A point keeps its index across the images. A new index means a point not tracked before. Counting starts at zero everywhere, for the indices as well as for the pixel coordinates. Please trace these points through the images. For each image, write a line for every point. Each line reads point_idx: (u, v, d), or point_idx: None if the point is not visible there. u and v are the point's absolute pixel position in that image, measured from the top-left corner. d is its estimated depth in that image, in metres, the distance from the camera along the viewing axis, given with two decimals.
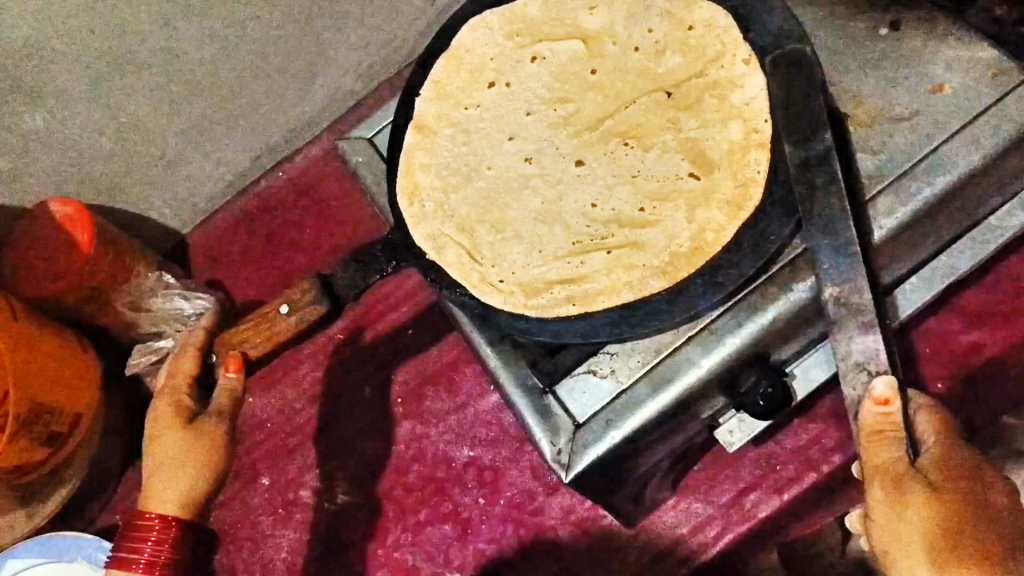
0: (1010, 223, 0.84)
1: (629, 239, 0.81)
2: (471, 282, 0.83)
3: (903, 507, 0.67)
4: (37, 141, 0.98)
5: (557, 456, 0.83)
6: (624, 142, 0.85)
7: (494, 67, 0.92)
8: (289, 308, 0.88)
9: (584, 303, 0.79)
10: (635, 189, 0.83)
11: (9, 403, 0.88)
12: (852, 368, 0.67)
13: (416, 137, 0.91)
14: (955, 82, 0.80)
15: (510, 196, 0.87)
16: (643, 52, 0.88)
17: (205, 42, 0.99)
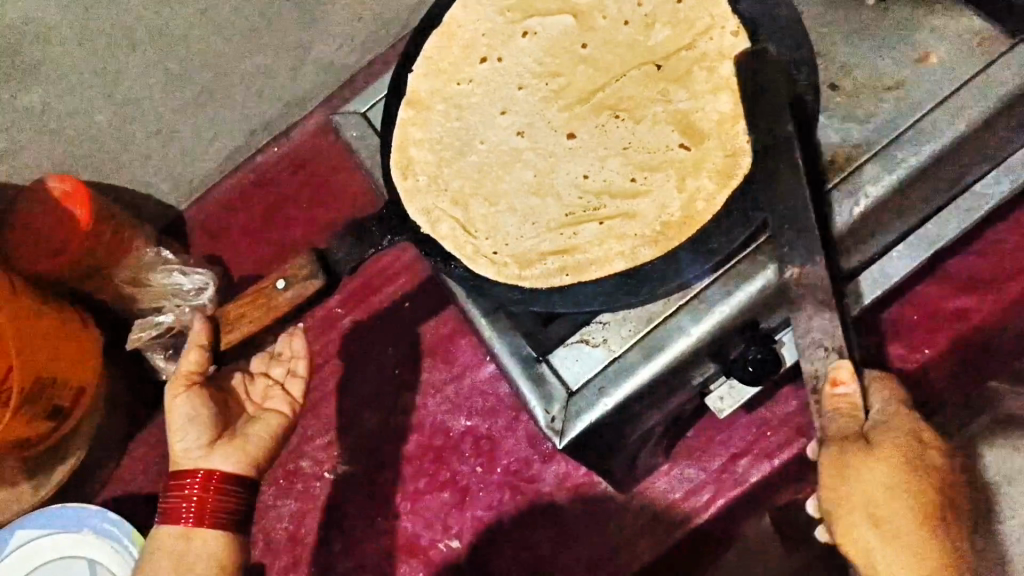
0: (997, 190, 0.86)
1: (621, 209, 0.83)
2: (467, 254, 0.86)
3: (864, 477, 0.69)
4: (32, 114, 1.02)
5: (551, 422, 0.86)
6: (615, 114, 0.87)
7: (485, 43, 0.95)
8: (285, 283, 0.81)
9: (578, 272, 0.81)
10: (626, 160, 0.85)
11: (12, 379, 0.96)
12: (811, 346, 0.70)
13: (409, 114, 0.94)
14: (942, 52, 0.84)
15: (503, 170, 0.90)
16: (631, 26, 0.91)
17: (194, 14, 1.03)
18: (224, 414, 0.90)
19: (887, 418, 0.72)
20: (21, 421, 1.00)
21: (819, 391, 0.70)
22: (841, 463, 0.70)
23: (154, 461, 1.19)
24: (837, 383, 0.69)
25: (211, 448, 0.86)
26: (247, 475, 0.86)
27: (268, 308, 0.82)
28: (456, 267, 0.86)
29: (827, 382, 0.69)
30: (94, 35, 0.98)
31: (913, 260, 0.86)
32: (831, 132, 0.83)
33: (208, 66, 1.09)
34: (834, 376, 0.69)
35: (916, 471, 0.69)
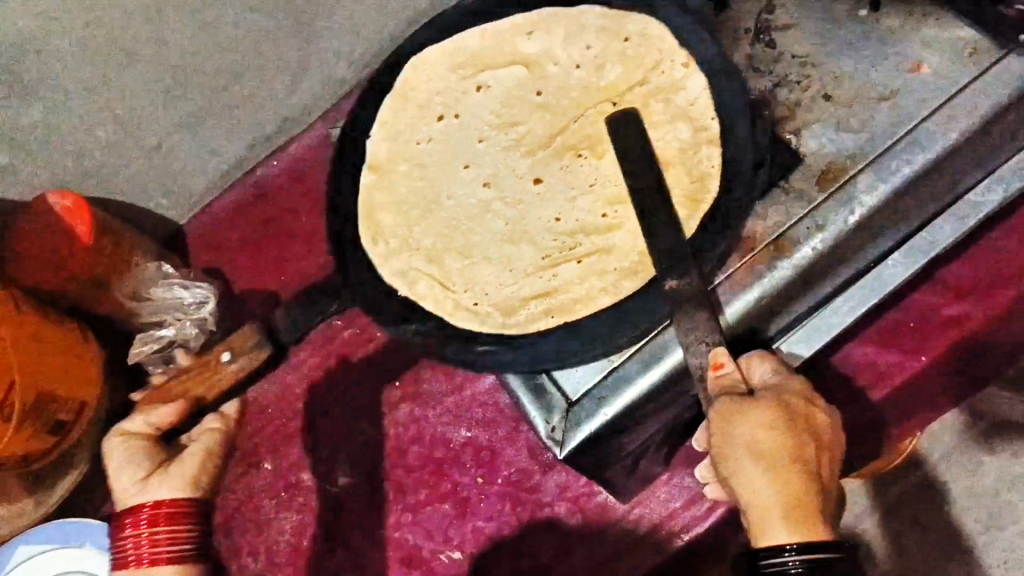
0: (988, 199, 0.90)
1: (597, 245, 0.90)
2: (447, 310, 0.92)
3: (751, 430, 0.73)
4: (31, 131, 1.02)
5: (551, 433, 0.87)
6: (577, 154, 0.93)
7: (440, 101, 1.01)
8: (230, 355, 1.07)
9: (562, 313, 0.88)
10: (595, 197, 0.92)
11: (14, 396, 0.96)
12: (695, 342, 0.75)
13: (372, 178, 0.99)
14: (932, 62, 0.88)
15: (474, 222, 0.96)
16: (584, 69, 0.97)
17: (196, 32, 1.03)
18: (166, 454, 1.00)
19: (768, 384, 0.78)
20: (24, 438, 1.01)
21: (705, 380, 0.75)
22: (730, 416, 0.73)
23: None
24: (718, 366, 0.74)
25: (145, 481, 0.95)
26: (188, 495, 0.94)
27: (214, 374, 1.07)
28: (406, 330, 0.91)
29: (709, 369, 0.74)
30: (98, 54, 0.99)
31: (910, 268, 0.89)
32: (827, 142, 0.87)
33: (210, 82, 1.10)
34: (714, 361, 0.74)
35: (795, 429, 0.74)
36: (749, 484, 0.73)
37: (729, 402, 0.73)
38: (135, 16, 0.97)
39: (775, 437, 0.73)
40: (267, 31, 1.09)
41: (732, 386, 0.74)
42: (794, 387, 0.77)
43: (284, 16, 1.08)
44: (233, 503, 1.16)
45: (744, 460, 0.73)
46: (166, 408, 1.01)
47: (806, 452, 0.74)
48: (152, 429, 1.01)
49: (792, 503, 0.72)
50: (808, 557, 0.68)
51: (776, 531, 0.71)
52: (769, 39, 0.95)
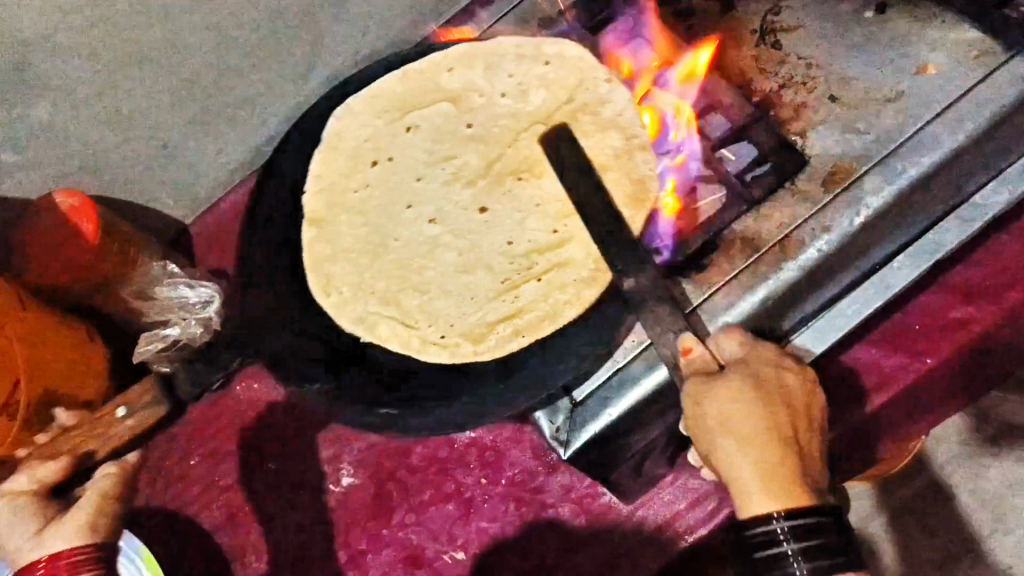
0: (993, 202, 0.90)
1: (552, 262, 0.97)
2: (415, 348, 0.96)
3: (725, 410, 0.76)
4: (39, 131, 1.02)
5: (556, 432, 0.94)
6: (517, 177, 0.99)
7: (373, 146, 1.02)
8: (126, 410, 1.07)
9: (531, 332, 0.94)
10: (543, 217, 0.98)
11: (20, 393, 0.98)
12: (661, 333, 0.79)
13: (312, 233, 1.00)
14: (938, 62, 0.92)
15: (427, 258, 0.99)
16: (508, 98, 1.00)
17: (204, 33, 1.03)
18: (56, 508, 0.91)
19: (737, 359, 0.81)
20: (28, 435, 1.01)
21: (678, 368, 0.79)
22: (704, 397, 0.77)
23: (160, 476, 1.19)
24: (688, 350, 0.79)
25: (41, 535, 0.86)
26: (88, 539, 0.85)
27: (105, 433, 1.05)
28: (312, 386, 0.93)
29: (681, 356, 0.79)
30: (106, 55, 0.98)
31: (916, 270, 0.89)
32: (832, 143, 0.91)
33: (217, 82, 1.10)
34: (683, 346, 0.79)
35: (764, 400, 0.77)
36: (728, 459, 0.76)
37: (700, 384, 0.77)
38: (143, 16, 0.97)
39: (748, 412, 0.76)
40: (275, 31, 1.09)
41: (702, 367, 0.79)
42: (762, 357, 0.81)
43: (291, 17, 1.08)
44: (236, 502, 1.16)
45: (723, 439, 0.77)
46: (49, 464, 0.94)
47: (780, 421, 0.77)
48: (39, 485, 0.93)
49: (772, 472, 0.75)
50: (795, 524, 0.72)
51: (758, 503, 0.74)
52: (775, 40, 1.00)
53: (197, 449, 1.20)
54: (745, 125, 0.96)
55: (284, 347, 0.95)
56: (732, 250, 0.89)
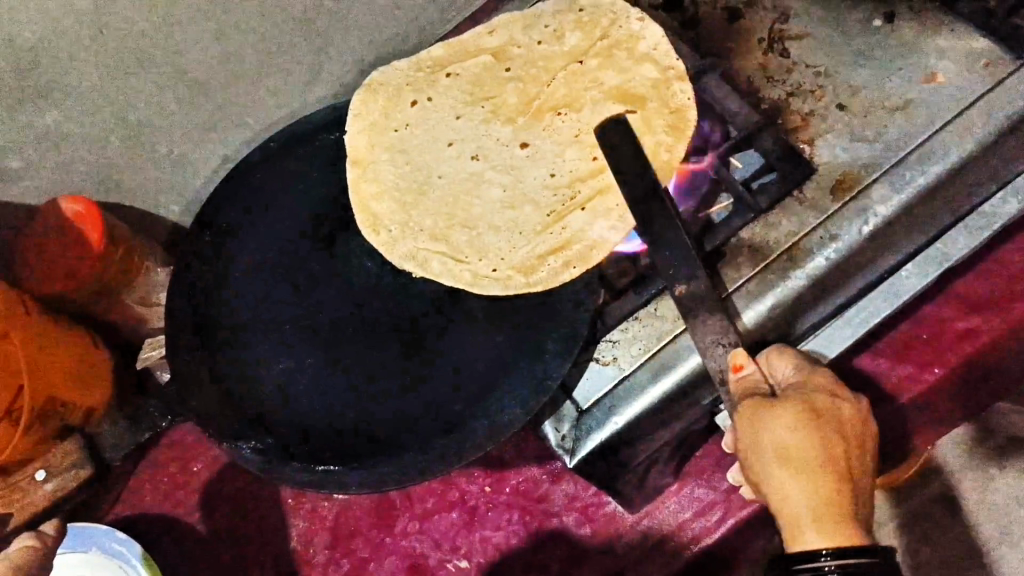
0: (1002, 211, 0.91)
1: (596, 189, 0.93)
2: (467, 281, 0.92)
3: (782, 434, 0.74)
4: (47, 138, 1.02)
5: (561, 441, 0.94)
6: (558, 112, 0.98)
7: (411, 90, 1.03)
8: (43, 474, 1.07)
9: (583, 262, 0.90)
10: (581, 146, 0.96)
11: (25, 399, 0.98)
12: (711, 345, 0.79)
13: (357, 172, 0.98)
14: (945, 72, 0.93)
15: (472, 194, 0.98)
16: (545, 43, 1.02)
17: (211, 41, 1.03)
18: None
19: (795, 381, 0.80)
20: (28, 443, 1.02)
21: (727, 383, 0.79)
22: (756, 418, 0.75)
23: (163, 482, 1.19)
24: (737, 367, 0.78)
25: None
26: None
27: (25, 496, 1.06)
28: (244, 447, 0.85)
29: (731, 370, 0.78)
30: (113, 64, 0.98)
31: (925, 278, 0.90)
32: (841, 151, 0.92)
33: (224, 91, 1.10)
34: (733, 364, 0.78)
35: (822, 427, 0.75)
36: (781, 485, 0.74)
37: (756, 405, 0.76)
38: (151, 25, 0.97)
39: (806, 440, 0.74)
40: (283, 39, 1.09)
41: (753, 386, 0.77)
42: (821, 384, 0.79)
43: (300, 25, 1.08)
44: (239, 510, 1.16)
45: (777, 466, 0.74)
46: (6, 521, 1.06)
47: (838, 447, 0.75)
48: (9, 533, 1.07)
49: (825, 504, 0.73)
50: (843, 561, 0.69)
51: (810, 535, 0.72)
52: (783, 47, 1.00)
53: (199, 456, 1.20)
54: (751, 133, 0.94)
55: (219, 401, 0.88)
56: (739, 258, 0.90)
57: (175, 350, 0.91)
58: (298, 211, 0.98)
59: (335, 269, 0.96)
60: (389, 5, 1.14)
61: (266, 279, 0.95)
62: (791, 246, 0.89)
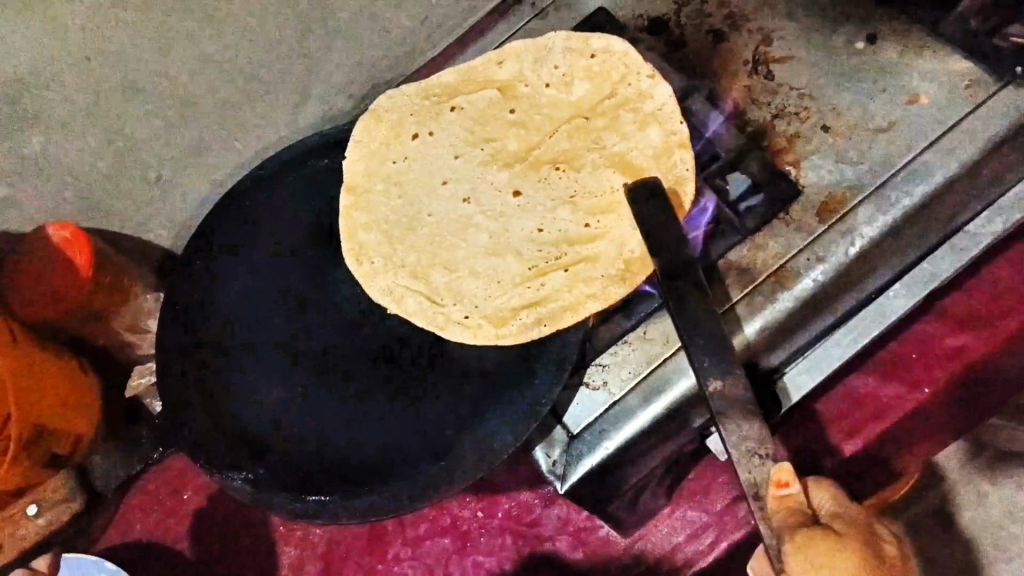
0: (987, 231, 0.92)
1: (582, 254, 0.89)
2: (438, 324, 0.89)
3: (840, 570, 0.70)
4: (34, 164, 1.03)
5: (552, 467, 0.94)
6: (555, 167, 0.92)
7: (414, 120, 0.97)
8: (36, 509, 1.11)
9: (554, 321, 0.86)
10: (575, 208, 0.91)
11: (12, 426, 0.98)
12: (746, 454, 0.69)
13: (351, 200, 0.94)
14: (929, 93, 0.94)
15: (457, 237, 0.92)
16: (553, 88, 0.96)
17: (198, 65, 1.03)
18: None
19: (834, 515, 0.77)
20: (19, 470, 1.02)
21: (763, 498, 0.69)
22: (805, 547, 0.70)
23: (154, 509, 1.18)
24: (781, 483, 0.69)
25: None
26: None
27: (16, 529, 1.11)
28: (236, 477, 0.85)
29: (773, 486, 0.69)
30: (99, 90, 0.99)
31: (912, 298, 0.92)
32: (826, 173, 0.93)
33: (212, 116, 1.09)
34: (778, 479, 0.69)
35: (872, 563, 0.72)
36: None
37: (804, 534, 0.71)
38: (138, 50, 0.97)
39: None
40: (270, 63, 1.08)
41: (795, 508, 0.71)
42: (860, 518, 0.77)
43: (286, 49, 1.08)
44: (230, 537, 1.15)
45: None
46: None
47: None
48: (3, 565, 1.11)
49: None
50: None
51: None
52: (767, 69, 1.00)
53: (191, 481, 1.18)
54: (737, 155, 0.95)
55: (213, 430, 0.88)
56: (727, 281, 0.90)
57: (166, 379, 0.90)
58: (287, 239, 0.97)
59: (325, 294, 0.95)
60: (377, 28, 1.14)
61: (255, 308, 0.95)
62: (778, 268, 0.90)
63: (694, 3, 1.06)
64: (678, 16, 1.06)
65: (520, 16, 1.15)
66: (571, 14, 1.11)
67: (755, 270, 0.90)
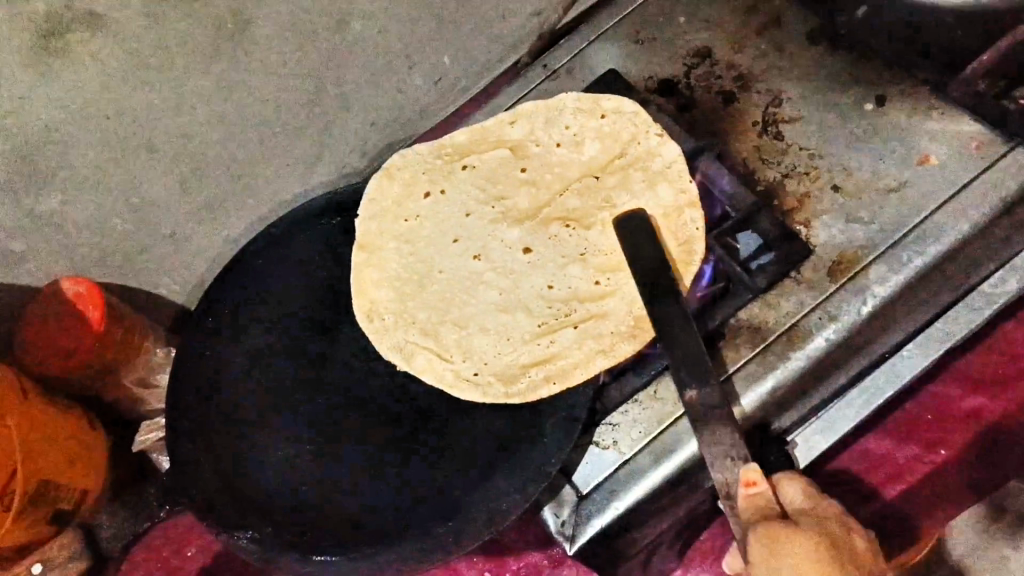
0: (1002, 290, 0.93)
1: (591, 312, 0.89)
2: (447, 381, 0.89)
3: (796, 557, 0.67)
4: (50, 221, 1.02)
5: (561, 527, 0.92)
6: (566, 225, 0.92)
7: (425, 179, 0.97)
8: (41, 566, 1.10)
9: (564, 379, 0.86)
10: (585, 266, 0.90)
11: (15, 482, 0.97)
12: (721, 457, 0.73)
13: (363, 257, 0.95)
14: (939, 153, 0.94)
15: (467, 293, 0.92)
16: (563, 147, 0.96)
17: (214, 123, 1.04)
18: None
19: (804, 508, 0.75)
20: (24, 525, 1.01)
21: (734, 497, 0.72)
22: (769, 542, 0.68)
23: (157, 567, 1.21)
24: (750, 483, 0.71)
25: None
26: None
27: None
28: (242, 536, 0.84)
29: (740, 485, 0.71)
30: (118, 146, 0.99)
31: (926, 357, 0.93)
32: (837, 233, 0.93)
33: (227, 172, 1.10)
34: (746, 478, 0.71)
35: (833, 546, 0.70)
36: None
37: (766, 524, 0.69)
38: (156, 107, 0.98)
39: (822, 560, 0.67)
40: (284, 120, 1.10)
41: (763, 505, 0.71)
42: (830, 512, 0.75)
43: (301, 107, 1.10)
44: None
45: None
46: None
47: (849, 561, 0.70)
48: None
49: None
50: None
51: None
52: (776, 130, 1.01)
53: (194, 540, 1.21)
54: (749, 215, 0.93)
55: (222, 489, 0.87)
56: (738, 339, 0.90)
57: (175, 437, 0.90)
58: (298, 295, 0.97)
59: (334, 351, 0.95)
60: (389, 87, 1.16)
61: (264, 365, 0.95)
62: (791, 328, 0.89)
63: (703, 65, 1.08)
64: (687, 78, 1.08)
65: (533, 76, 1.14)
66: (585, 75, 1.12)
67: (768, 330, 0.90)
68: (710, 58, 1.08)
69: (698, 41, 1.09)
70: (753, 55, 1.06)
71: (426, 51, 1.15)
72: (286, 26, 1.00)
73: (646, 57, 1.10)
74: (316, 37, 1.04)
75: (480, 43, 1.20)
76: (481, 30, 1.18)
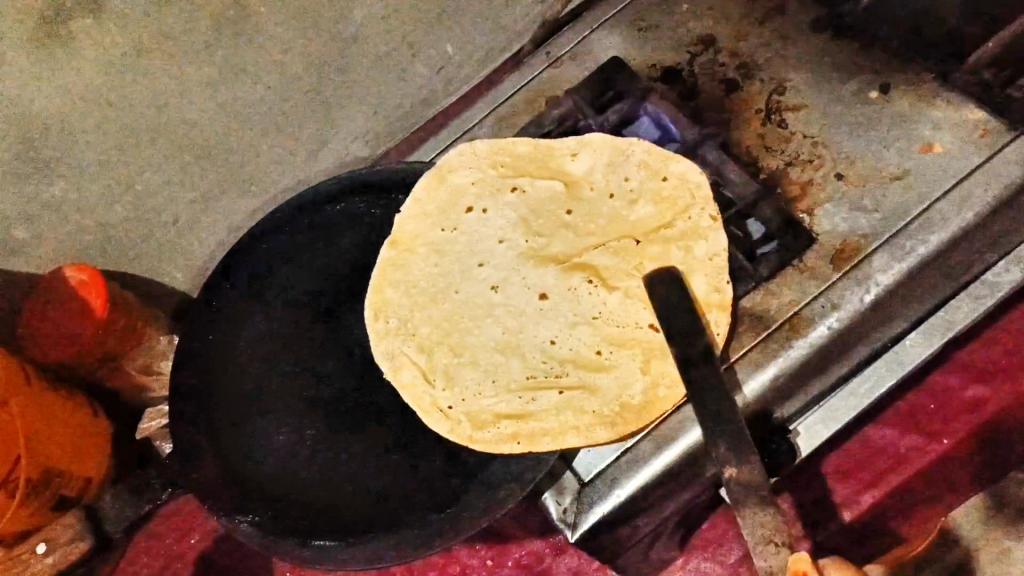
0: (1006, 278, 0.93)
1: (583, 381, 0.84)
2: (422, 408, 0.85)
3: None
4: (51, 209, 1.02)
5: (563, 514, 0.92)
6: (589, 279, 0.87)
7: (473, 193, 0.94)
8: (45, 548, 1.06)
9: (530, 441, 0.82)
10: (596, 331, 0.86)
11: (20, 468, 0.97)
12: (763, 541, 0.66)
13: (391, 253, 0.92)
14: (944, 141, 0.94)
15: (473, 322, 0.89)
16: (618, 200, 0.91)
17: (217, 111, 1.04)
18: None
19: None
20: (26, 511, 1.01)
21: None
22: None
23: (158, 554, 1.22)
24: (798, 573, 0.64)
25: None
26: None
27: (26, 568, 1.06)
28: (243, 520, 0.84)
29: (787, 573, 0.64)
30: (120, 133, 0.99)
31: (928, 346, 0.93)
32: (839, 221, 0.93)
33: (231, 160, 1.10)
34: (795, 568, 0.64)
35: None
36: None
37: None
38: (158, 94, 0.98)
39: None
40: (288, 108, 1.10)
41: None
42: None
43: (304, 94, 1.09)
44: None
45: None
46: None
47: None
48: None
49: None
50: None
51: None
52: (780, 118, 1.01)
53: (197, 527, 1.22)
54: (750, 204, 0.95)
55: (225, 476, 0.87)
56: (741, 327, 0.90)
57: (177, 424, 0.90)
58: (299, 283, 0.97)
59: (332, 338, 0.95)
60: (393, 75, 1.16)
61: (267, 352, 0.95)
62: (793, 316, 0.89)
63: (706, 53, 1.08)
64: (690, 66, 1.08)
65: (536, 63, 1.14)
66: (589, 65, 1.12)
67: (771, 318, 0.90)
68: (714, 46, 1.08)
69: (701, 30, 1.09)
70: (755, 43, 1.06)
71: (430, 38, 1.15)
72: (291, 14, 1.00)
73: (649, 45, 1.10)
74: (319, 25, 1.04)
75: (483, 31, 1.20)
76: (485, 20, 1.18)
